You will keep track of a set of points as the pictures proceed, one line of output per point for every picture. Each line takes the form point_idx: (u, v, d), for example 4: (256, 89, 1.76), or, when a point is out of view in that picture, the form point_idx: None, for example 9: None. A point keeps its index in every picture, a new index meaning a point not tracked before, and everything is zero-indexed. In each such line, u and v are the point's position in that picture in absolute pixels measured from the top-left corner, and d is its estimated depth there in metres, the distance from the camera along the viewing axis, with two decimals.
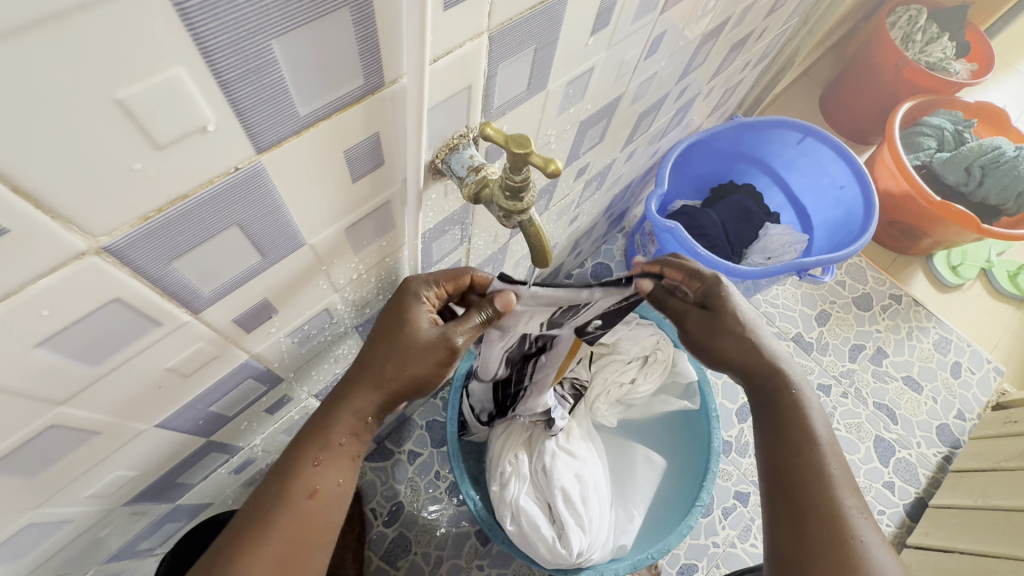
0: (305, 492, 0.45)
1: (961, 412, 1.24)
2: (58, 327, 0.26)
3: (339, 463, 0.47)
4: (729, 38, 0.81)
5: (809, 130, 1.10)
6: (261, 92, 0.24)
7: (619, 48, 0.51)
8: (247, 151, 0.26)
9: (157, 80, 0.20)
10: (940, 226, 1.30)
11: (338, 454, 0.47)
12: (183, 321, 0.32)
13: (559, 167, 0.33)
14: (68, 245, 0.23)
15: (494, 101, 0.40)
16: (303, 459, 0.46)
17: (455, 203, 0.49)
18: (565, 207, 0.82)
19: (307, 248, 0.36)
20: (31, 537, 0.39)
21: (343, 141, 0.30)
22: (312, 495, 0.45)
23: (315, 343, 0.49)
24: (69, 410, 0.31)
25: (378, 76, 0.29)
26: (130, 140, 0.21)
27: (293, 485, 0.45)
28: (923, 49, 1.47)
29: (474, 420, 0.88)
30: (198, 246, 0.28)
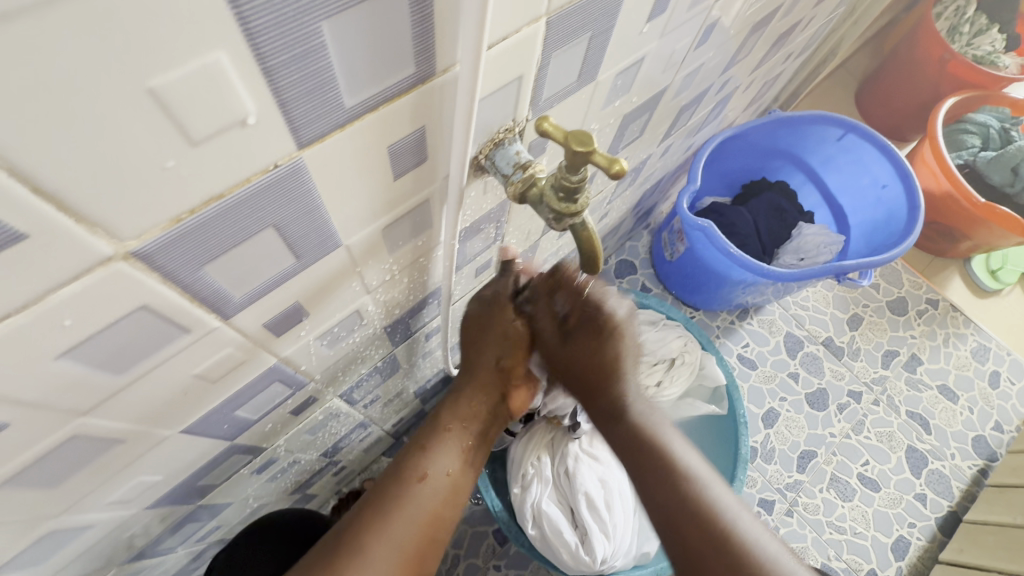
0: (418, 476, 0.50)
1: (998, 424, 1.19)
2: (82, 336, 0.23)
3: (446, 454, 0.53)
4: (775, 29, 0.77)
5: (851, 126, 1.05)
6: (306, 82, 0.21)
7: (671, 38, 0.48)
8: (287, 147, 0.23)
9: (194, 66, 0.18)
10: (982, 229, 1.24)
11: (446, 442, 0.53)
12: (213, 327, 0.30)
13: (624, 167, 0.30)
14: (92, 250, 0.20)
15: (543, 92, 0.37)
16: (412, 448, 0.52)
17: (492, 201, 0.46)
18: (596, 204, 0.78)
19: (342, 250, 0.34)
20: (51, 543, 0.37)
21: (389, 134, 0.28)
22: (423, 478, 0.50)
23: (344, 345, 0.47)
24: (91, 420, 0.29)
25: (429, 64, 0.26)
26: (162, 135, 0.19)
27: (409, 468, 0.51)
28: (970, 41, 1.40)
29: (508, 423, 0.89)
30: (232, 250, 0.26)
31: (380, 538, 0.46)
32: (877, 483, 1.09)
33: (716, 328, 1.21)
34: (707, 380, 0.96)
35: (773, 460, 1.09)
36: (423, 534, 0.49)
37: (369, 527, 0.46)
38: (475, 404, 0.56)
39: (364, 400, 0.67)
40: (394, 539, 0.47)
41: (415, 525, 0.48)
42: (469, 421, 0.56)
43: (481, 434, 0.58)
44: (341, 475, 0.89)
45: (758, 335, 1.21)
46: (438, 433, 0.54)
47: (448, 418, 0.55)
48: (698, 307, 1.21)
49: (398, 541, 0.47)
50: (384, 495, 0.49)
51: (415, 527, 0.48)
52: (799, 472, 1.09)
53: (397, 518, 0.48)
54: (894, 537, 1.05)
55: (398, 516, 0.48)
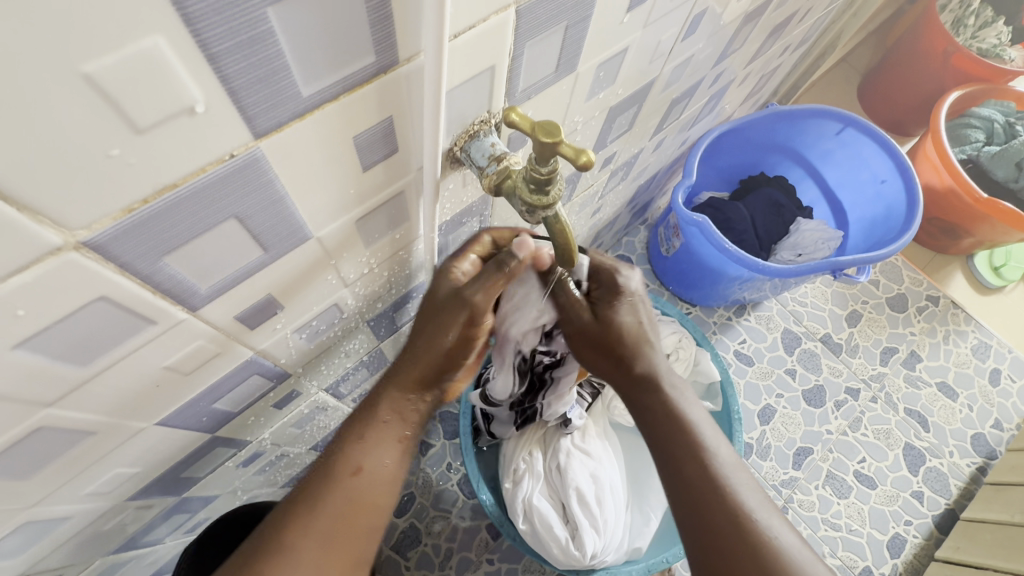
0: (350, 470, 0.44)
1: (998, 422, 1.18)
2: (39, 327, 0.23)
3: (382, 444, 0.46)
4: (771, 20, 0.75)
5: (850, 120, 1.04)
6: (256, 70, 0.21)
7: (655, 28, 0.47)
8: (243, 136, 0.23)
9: (131, 51, 0.17)
10: (984, 225, 1.23)
11: (382, 434, 0.46)
12: (180, 318, 0.30)
13: (591, 159, 0.30)
14: (41, 240, 0.20)
15: (518, 83, 0.36)
16: (348, 435, 0.46)
17: (473, 194, 0.45)
18: (588, 198, 0.78)
19: (314, 242, 0.34)
20: (31, 533, 0.37)
21: (355, 125, 0.28)
22: (356, 472, 0.44)
23: (324, 339, 0.47)
24: (60, 411, 0.29)
25: (391, 53, 0.26)
26: (104, 122, 0.19)
27: (339, 462, 0.45)
28: (975, 34, 1.37)
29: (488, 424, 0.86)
30: (192, 240, 0.26)
31: (305, 540, 0.42)
32: (873, 480, 1.08)
33: (713, 324, 1.20)
34: (702, 377, 0.96)
35: (769, 457, 1.09)
36: (353, 535, 0.44)
37: (291, 531, 0.42)
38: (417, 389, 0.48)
39: (352, 395, 0.66)
40: (321, 539, 0.42)
41: (345, 524, 0.43)
42: (409, 406, 0.48)
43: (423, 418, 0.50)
44: None
45: (756, 331, 1.20)
46: (370, 424, 0.46)
47: (387, 405, 0.47)
48: (695, 303, 1.20)
49: (323, 544, 0.42)
50: (311, 491, 0.43)
51: (345, 527, 0.43)
52: (795, 469, 1.08)
53: (323, 518, 0.43)
54: (889, 535, 1.04)
55: (322, 518, 0.43)
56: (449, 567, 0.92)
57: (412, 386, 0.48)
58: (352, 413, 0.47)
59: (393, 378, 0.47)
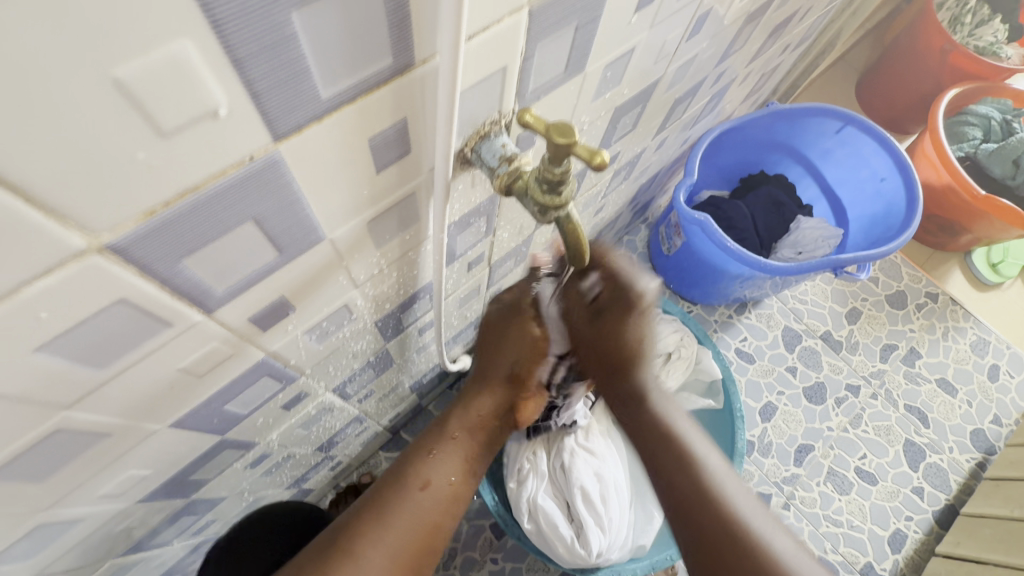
0: (421, 481, 0.51)
1: (997, 417, 1.19)
2: (59, 330, 0.24)
3: (450, 461, 0.54)
4: (772, 19, 0.76)
5: (849, 118, 1.05)
6: (278, 73, 0.21)
7: (661, 28, 0.47)
8: (263, 139, 0.23)
9: (158, 56, 0.17)
10: (982, 222, 1.23)
11: (451, 450, 0.54)
12: (195, 321, 0.30)
13: (605, 159, 0.30)
14: (64, 243, 0.20)
15: (529, 84, 0.37)
16: (419, 453, 0.53)
17: (481, 194, 0.46)
18: (591, 198, 0.78)
19: (327, 244, 0.34)
20: (44, 535, 0.38)
21: (371, 126, 0.28)
22: (425, 484, 0.51)
23: (333, 340, 0.47)
24: (75, 414, 0.29)
25: (408, 55, 0.26)
26: (129, 126, 0.19)
27: (411, 475, 0.51)
28: (971, 32, 1.38)
29: None
30: (211, 243, 0.26)
31: (383, 540, 0.46)
32: (875, 476, 1.09)
33: (714, 322, 1.21)
34: (703, 375, 0.96)
35: (771, 454, 1.09)
36: (421, 539, 0.48)
37: (368, 530, 0.46)
38: (486, 410, 0.58)
39: (358, 395, 0.66)
40: (396, 541, 0.47)
41: (412, 530, 0.48)
42: (474, 430, 0.57)
43: (480, 450, 0.59)
44: (338, 470, 0.89)
45: (757, 329, 1.20)
46: (441, 441, 0.55)
47: (455, 426, 0.56)
48: (696, 302, 1.20)
49: (395, 544, 0.46)
50: (386, 496, 0.49)
51: (416, 532, 0.48)
52: (796, 466, 1.09)
53: (397, 521, 0.48)
54: (891, 530, 1.05)
55: (396, 519, 0.47)
56: (453, 566, 0.92)
57: (483, 412, 0.58)
58: (421, 439, 0.55)
59: (466, 404, 0.58)
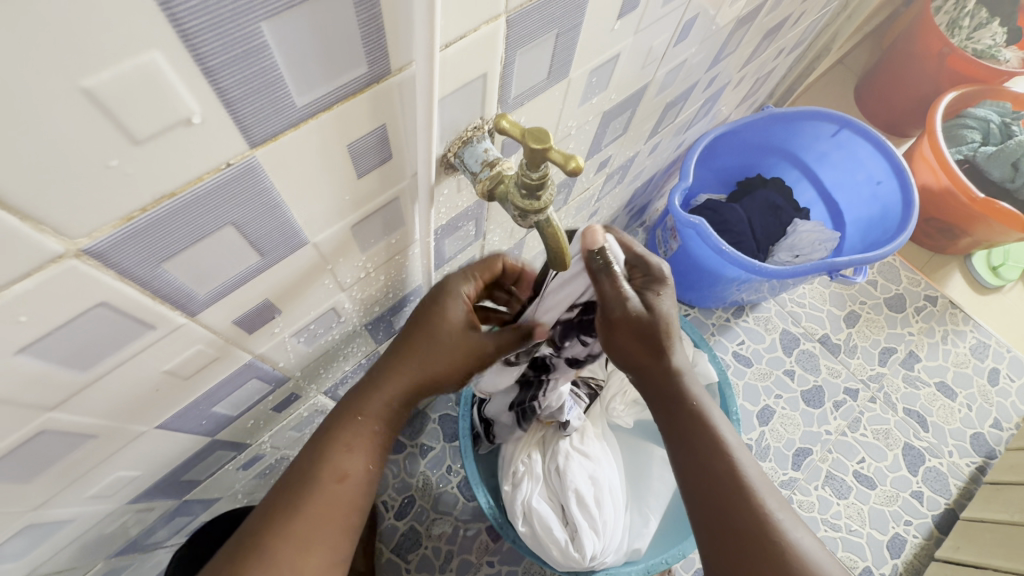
0: (335, 475, 0.45)
1: (997, 422, 1.18)
2: (40, 333, 0.24)
3: (366, 449, 0.47)
4: (763, 24, 0.76)
5: (845, 122, 1.05)
6: (249, 81, 0.22)
7: (647, 33, 0.48)
8: (238, 146, 0.24)
9: (129, 66, 0.18)
10: (981, 225, 1.23)
11: (368, 437, 0.47)
12: (179, 323, 0.30)
13: (580, 164, 0.30)
14: (42, 248, 0.21)
15: (511, 91, 0.37)
16: (334, 438, 0.46)
17: (468, 199, 0.46)
18: (584, 202, 0.78)
19: (310, 247, 0.34)
20: (34, 535, 0.38)
21: (350, 131, 0.28)
22: (341, 478, 0.45)
23: (322, 342, 0.48)
24: (61, 415, 0.30)
25: (383, 63, 0.26)
26: (102, 134, 0.19)
27: (324, 467, 0.45)
28: (970, 35, 1.37)
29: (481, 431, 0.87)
30: (190, 247, 0.26)
31: (292, 544, 0.43)
32: (873, 480, 1.09)
33: (711, 325, 1.21)
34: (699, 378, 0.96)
35: (769, 457, 1.09)
36: (336, 535, 0.45)
37: (274, 531, 0.43)
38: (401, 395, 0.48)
39: None
40: (307, 544, 0.43)
41: (330, 523, 0.44)
42: (392, 416, 0.48)
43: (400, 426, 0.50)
44: None
45: (754, 332, 1.20)
46: (357, 425, 0.46)
47: (371, 408, 0.47)
48: (693, 305, 1.20)
49: (305, 546, 0.43)
50: (296, 491, 0.44)
51: (328, 531, 0.44)
52: (794, 469, 1.08)
53: (306, 523, 0.43)
54: (890, 534, 1.05)
55: (303, 522, 0.43)
56: (449, 569, 0.92)
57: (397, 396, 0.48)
58: (335, 415, 0.47)
59: (383, 380, 0.47)
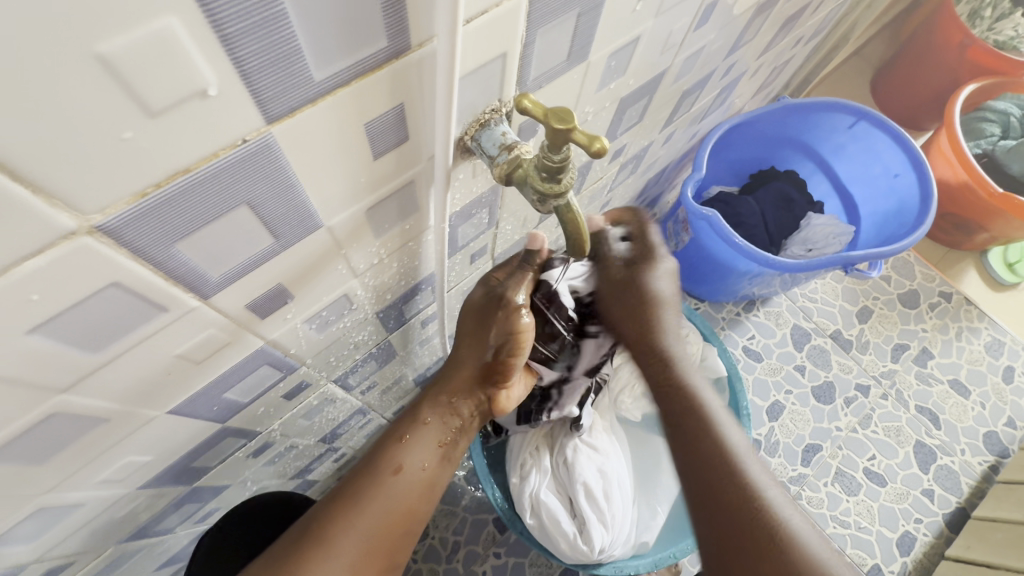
0: (393, 467, 0.50)
1: (1011, 420, 1.16)
2: (52, 312, 0.24)
3: (423, 447, 0.53)
4: (782, 12, 0.74)
5: (863, 113, 1.03)
6: (266, 53, 0.21)
7: (667, 17, 0.46)
8: (255, 121, 0.23)
9: (144, 31, 0.17)
10: (999, 221, 1.20)
11: (423, 435, 0.53)
12: (191, 306, 0.30)
13: (604, 146, 0.29)
14: (54, 223, 0.20)
15: (530, 72, 0.36)
16: (394, 435, 0.52)
17: (483, 185, 0.45)
18: (596, 192, 0.77)
19: (324, 231, 0.34)
20: (46, 519, 0.38)
21: (367, 110, 0.27)
22: (397, 471, 0.50)
23: (333, 330, 0.47)
24: (72, 397, 0.29)
25: (403, 38, 0.25)
26: (115, 104, 0.18)
27: (384, 459, 0.50)
28: (991, 27, 1.33)
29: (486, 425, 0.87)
30: (204, 228, 0.26)
31: (353, 531, 0.46)
32: (883, 478, 1.07)
33: (721, 320, 1.20)
34: (708, 371, 0.95)
35: (778, 453, 1.08)
36: (390, 529, 0.48)
37: (337, 518, 0.46)
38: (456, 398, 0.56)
39: (360, 386, 0.66)
40: (366, 533, 0.47)
41: (385, 517, 0.48)
42: (446, 418, 0.55)
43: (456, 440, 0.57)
44: (342, 462, 0.90)
45: (765, 326, 1.19)
46: (416, 424, 0.53)
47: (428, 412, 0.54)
48: (703, 299, 1.19)
49: (365, 531, 0.47)
50: (358, 482, 0.49)
51: (384, 524, 0.48)
52: (803, 466, 1.07)
53: (367, 511, 0.47)
54: (899, 532, 1.04)
55: (366, 510, 0.47)
56: (455, 560, 0.92)
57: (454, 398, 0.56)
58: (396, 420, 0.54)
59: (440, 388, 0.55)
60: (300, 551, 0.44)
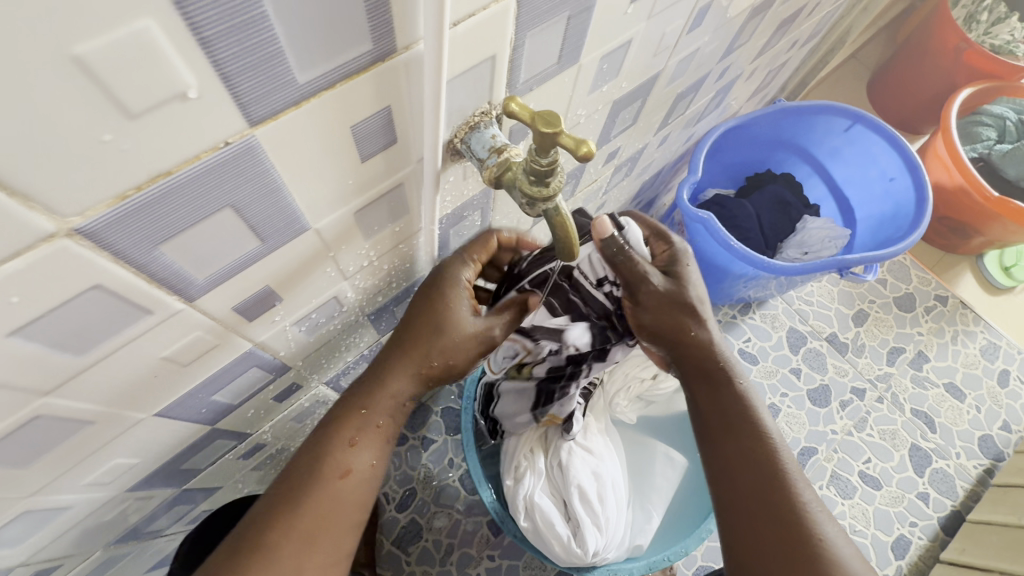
0: (338, 470, 0.43)
1: (1006, 424, 1.17)
2: (33, 315, 0.23)
3: (371, 442, 0.45)
4: (778, 14, 0.74)
5: (859, 116, 1.03)
6: (248, 55, 0.21)
7: (660, 20, 0.46)
8: (238, 124, 0.23)
9: (121, 33, 0.17)
10: (995, 225, 1.20)
11: (371, 430, 0.45)
12: (177, 308, 0.30)
13: (592, 150, 0.29)
14: (33, 226, 0.20)
15: (520, 75, 0.36)
16: (337, 432, 0.44)
17: (474, 187, 0.45)
18: (591, 194, 0.77)
19: (312, 233, 0.33)
20: (31, 522, 0.38)
21: (353, 113, 0.27)
22: (345, 473, 0.43)
23: (324, 332, 0.47)
24: (56, 400, 0.29)
25: (389, 40, 0.25)
26: (94, 107, 0.18)
27: (326, 461, 0.43)
28: (987, 31, 1.33)
29: (482, 427, 0.87)
30: (187, 230, 0.25)
31: (298, 542, 0.41)
32: (878, 481, 1.07)
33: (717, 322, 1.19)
34: None
35: None
36: (340, 532, 0.43)
37: (275, 529, 0.40)
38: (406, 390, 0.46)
39: None
40: (313, 543, 0.41)
41: (334, 520, 0.42)
42: (399, 412, 0.46)
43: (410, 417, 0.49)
44: None
45: (761, 329, 1.19)
46: (361, 419, 0.44)
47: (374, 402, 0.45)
48: None
49: (310, 542, 0.41)
50: (298, 488, 0.42)
51: (334, 527, 0.42)
52: None
53: (310, 519, 0.41)
54: (894, 536, 1.03)
55: (310, 518, 0.41)
56: (449, 562, 0.92)
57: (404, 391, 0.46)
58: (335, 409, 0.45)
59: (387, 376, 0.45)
60: (231, 571, 0.38)
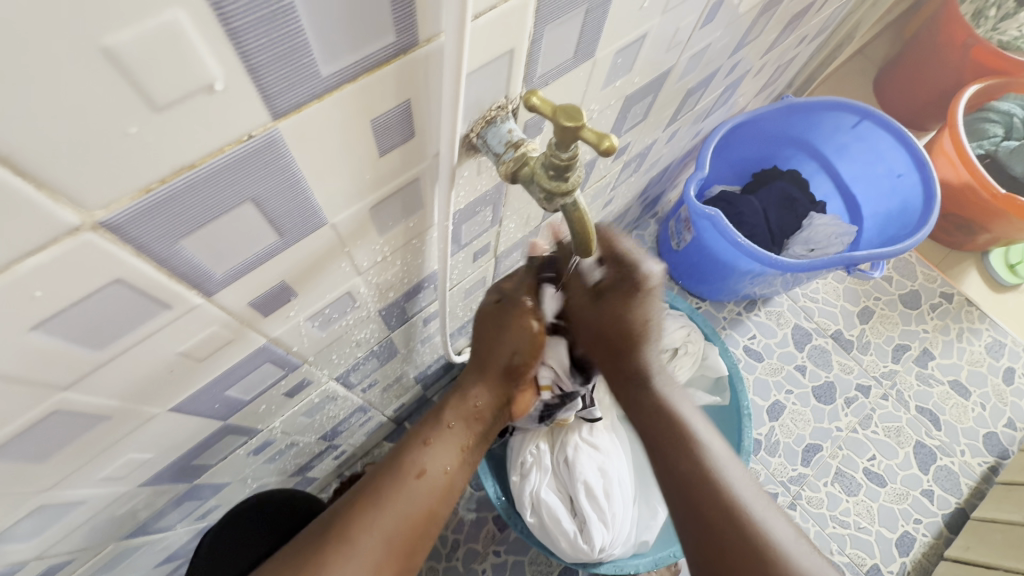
0: (416, 471, 0.51)
1: (1012, 421, 1.17)
2: (54, 309, 0.23)
3: (444, 450, 0.54)
4: (788, 10, 0.74)
5: (866, 113, 1.03)
6: (275, 48, 0.20)
7: (674, 14, 0.46)
8: (261, 117, 0.22)
9: (151, 24, 0.17)
10: (1001, 222, 1.20)
11: (446, 439, 0.54)
12: (195, 303, 0.29)
13: (614, 144, 0.29)
14: (56, 219, 0.20)
15: (537, 69, 0.36)
16: (418, 436, 0.54)
17: (488, 183, 0.45)
18: (600, 190, 0.77)
19: (328, 228, 0.33)
20: (46, 516, 0.38)
21: (373, 107, 0.27)
22: (421, 474, 0.51)
23: (336, 328, 0.47)
24: (73, 395, 0.29)
25: (412, 33, 0.25)
26: (122, 98, 0.18)
27: (408, 462, 0.51)
28: (995, 27, 1.33)
29: None
30: (209, 224, 0.25)
31: (377, 532, 0.46)
32: (883, 478, 1.07)
33: (722, 319, 1.19)
34: (708, 371, 0.95)
35: (778, 453, 1.08)
36: (412, 528, 0.48)
37: (360, 514, 0.47)
38: (481, 402, 0.59)
39: (362, 384, 0.66)
40: (391, 535, 0.47)
41: (406, 517, 0.48)
42: (470, 423, 0.57)
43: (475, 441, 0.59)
44: (342, 459, 0.89)
45: (766, 326, 1.19)
46: (439, 428, 0.55)
47: (452, 415, 0.56)
48: (705, 298, 1.19)
49: (388, 532, 0.47)
50: (381, 483, 0.49)
51: (406, 523, 0.48)
52: (803, 466, 1.07)
53: (390, 510, 0.48)
54: (898, 532, 1.04)
55: (390, 508, 0.48)
56: (455, 558, 0.92)
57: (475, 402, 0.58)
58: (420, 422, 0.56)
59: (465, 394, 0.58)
60: (320, 550, 0.44)
